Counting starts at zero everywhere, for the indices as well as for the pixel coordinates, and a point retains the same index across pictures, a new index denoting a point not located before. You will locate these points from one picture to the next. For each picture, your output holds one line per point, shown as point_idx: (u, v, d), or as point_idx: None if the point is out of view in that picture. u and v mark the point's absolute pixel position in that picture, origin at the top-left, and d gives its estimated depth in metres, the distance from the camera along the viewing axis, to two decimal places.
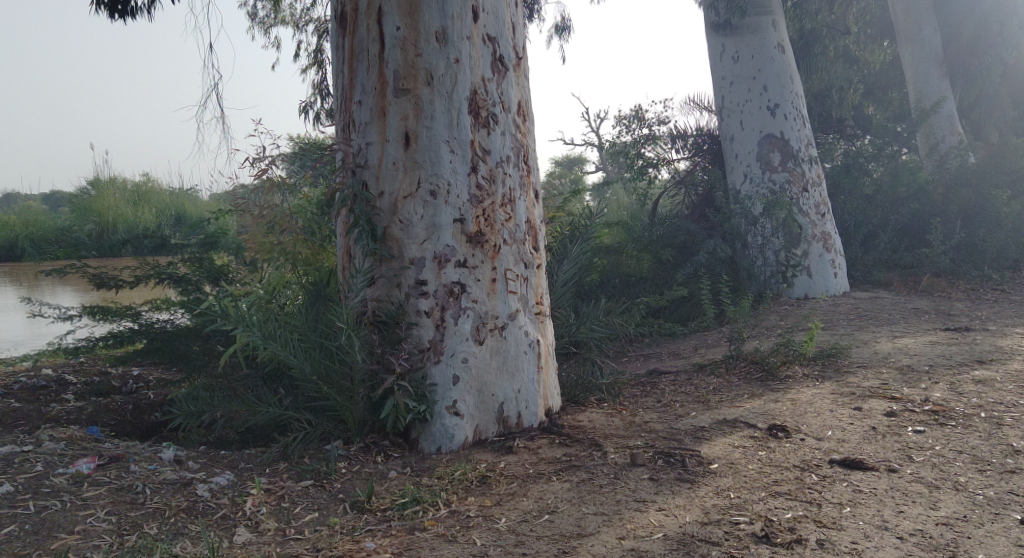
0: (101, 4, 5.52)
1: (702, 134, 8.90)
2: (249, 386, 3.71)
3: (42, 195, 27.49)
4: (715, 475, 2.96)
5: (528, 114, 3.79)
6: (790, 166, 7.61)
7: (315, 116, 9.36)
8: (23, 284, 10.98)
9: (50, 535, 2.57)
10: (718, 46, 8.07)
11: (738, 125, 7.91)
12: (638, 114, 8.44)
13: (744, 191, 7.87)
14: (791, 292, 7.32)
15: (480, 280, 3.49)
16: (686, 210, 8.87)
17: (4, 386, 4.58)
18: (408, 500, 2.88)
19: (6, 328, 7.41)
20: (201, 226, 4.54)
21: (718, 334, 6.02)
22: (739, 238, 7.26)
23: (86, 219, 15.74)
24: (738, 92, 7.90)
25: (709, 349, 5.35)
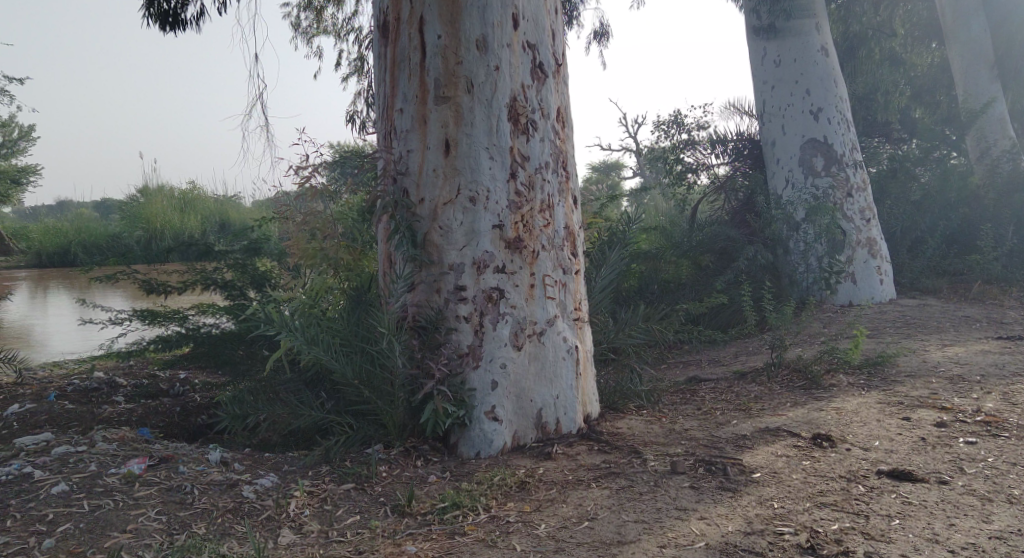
0: (153, 17, 5.68)
1: (743, 139, 8.77)
2: (291, 389, 3.78)
3: (95, 205, 28.63)
4: (758, 484, 2.93)
5: (567, 120, 3.79)
6: (834, 171, 7.49)
7: (356, 124, 9.50)
8: (77, 289, 11.41)
9: (104, 533, 2.65)
10: (759, 50, 7.99)
11: (780, 130, 7.81)
12: (676, 119, 8.38)
13: (786, 197, 7.76)
14: (834, 299, 7.26)
15: (518, 286, 3.50)
16: (727, 215, 8.74)
17: (59, 388, 4.72)
18: (448, 503, 2.91)
19: (58, 336, 7.57)
20: (246, 233, 4.63)
21: (760, 341, 5.94)
22: (781, 244, 7.16)
23: (135, 225, 16.24)
24: (780, 96, 7.80)
25: (750, 357, 5.29)
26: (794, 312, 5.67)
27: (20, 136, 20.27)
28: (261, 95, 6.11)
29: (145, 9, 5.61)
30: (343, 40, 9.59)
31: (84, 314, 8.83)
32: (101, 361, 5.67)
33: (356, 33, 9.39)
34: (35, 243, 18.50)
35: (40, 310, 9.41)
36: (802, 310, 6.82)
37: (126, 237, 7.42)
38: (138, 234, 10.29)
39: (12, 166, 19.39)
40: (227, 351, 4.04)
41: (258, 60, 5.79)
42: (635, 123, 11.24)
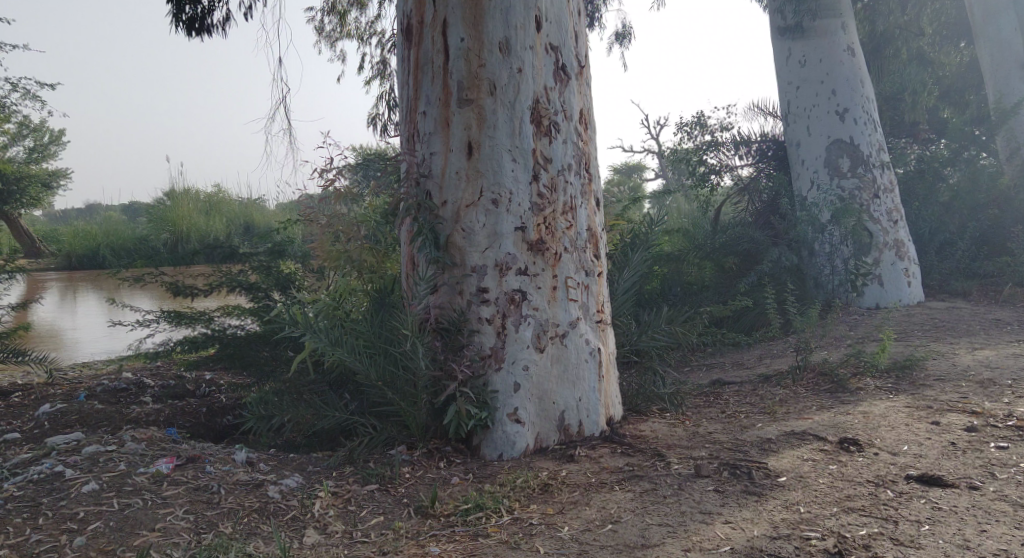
0: (180, 22, 5.76)
1: (767, 140, 8.74)
2: (316, 390, 3.81)
3: (123, 209, 29.22)
4: (784, 488, 2.90)
5: (590, 122, 3.79)
6: (860, 172, 7.42)
7: (380, 128, 9.57)
8: (107, 292, 11.65)
9: (133, 532, 2.68)
10: (784, 50, 7.94)
11: (804, 130, 7.74)
12: (699, 120, 8.33)
13: (811, 198, 7.69)
14: (860, 302, 7.20)
15: (541, 288, 3.50)
16: (751, 217, 8.67)
17: (88, 388, 4.80)
18: (471, 505, 2.91)
19: (91, 336, 7.75)
20: (270, 236, 4.68)
21: (785, 344, 5.89)
22: (805, 245, 7.10)
23: (162, 228, 16.52)
24: (805, 96, 7.74)
25: (774, 360, 5.25)
26: (819, 315, 5.62)
27: (51, 140, 20.68)
28: (286, 98, 6.14)
29: (172, 15, 5.69)
30: (366, 44, 9.62)
31: (114, 316, 9.01)
32: (130, 363, 5.77)
33: (379, 37, 9.44)
34: (65, 245, 18.94)
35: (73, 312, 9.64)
36: (828, 312, 6.75)
37: (155, 241, 7.55)
38: (167, 237, 10.49)
39: (43, 170, 19.84)
40: (252, 353, 4.08)
41: (283, 65, 5.84)
42: (656, 124, 11.18)
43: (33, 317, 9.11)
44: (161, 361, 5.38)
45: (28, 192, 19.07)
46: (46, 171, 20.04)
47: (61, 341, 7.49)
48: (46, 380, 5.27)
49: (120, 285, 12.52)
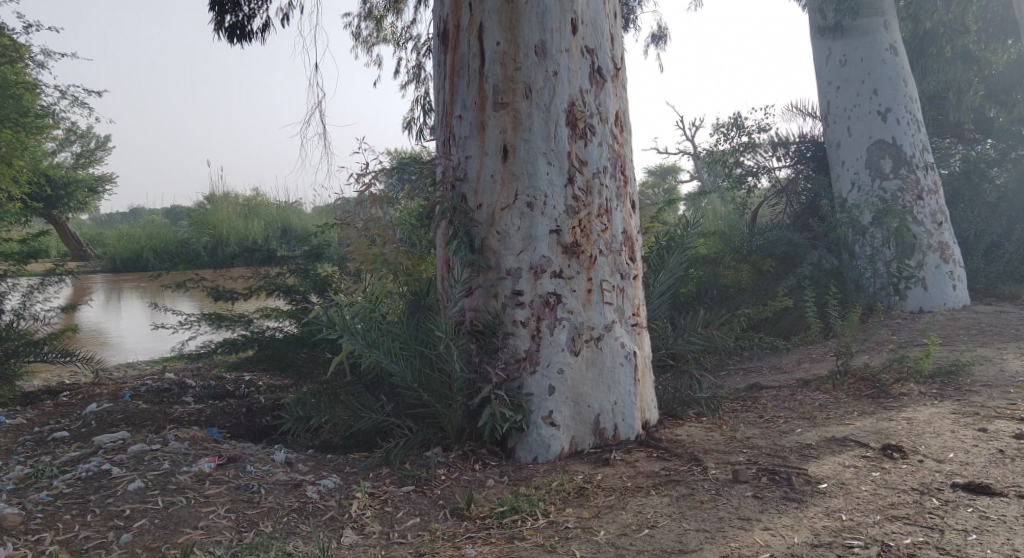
0: (221, 30, 5.87)
1: (806, 142, 8.53)
2: (352, 391, 3.85)
3: (166, 213, 30.19)
4: (825, 495, 2.85)
5: (626, 124, 3.77)
6: (903, 173, 7.31)
7: (415, 132, 9.66)
8: (151, 294, 12.00)
9: (177, 529, 2.74)
10: (824, 50, 7.85)
11: (845, 131, 7.65)
12: (736, 121, 8.24)
13: (851, 200, 7.58)
14: (903, 305, 7.08)
15: (575, 291, 3.49)
16: (789, 220, 8.55)
17: (133, 389, 4.92)
18: (507, 508, 2.92)
19: (132, 336, 8.04)
20: (308, 240, 4.75)
21: (824, 349, 5.81)
22: (846, 248, 7.01)
23: (202, 231, 16.96)
24: (846, 96, 7.65)
25: (813, 365, 5.18)
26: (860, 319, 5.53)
27: (97, 146, 21.26)
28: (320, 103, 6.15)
29: (214, 22, 5.81)
30: (402, 48, 9.68)
31: (157, 317, 9.26)
32: (173, 363, 5.92)
33: (416, 41, 9.51)
34: (110, 249, 19.67)
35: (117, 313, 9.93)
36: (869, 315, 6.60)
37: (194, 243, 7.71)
38: (207, 240, 10.73)
39: (89, 175, 20.55)
40: (290, 354, 4.13)
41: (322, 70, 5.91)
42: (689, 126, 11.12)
43: (82, 316, 9.52)
44: (203, 363, 5.49)
45: (75, 197, 19.84)
46: (92, 176, 20.72)
47: (106, 340, 7.77)
48: (93, 379, 5.45)
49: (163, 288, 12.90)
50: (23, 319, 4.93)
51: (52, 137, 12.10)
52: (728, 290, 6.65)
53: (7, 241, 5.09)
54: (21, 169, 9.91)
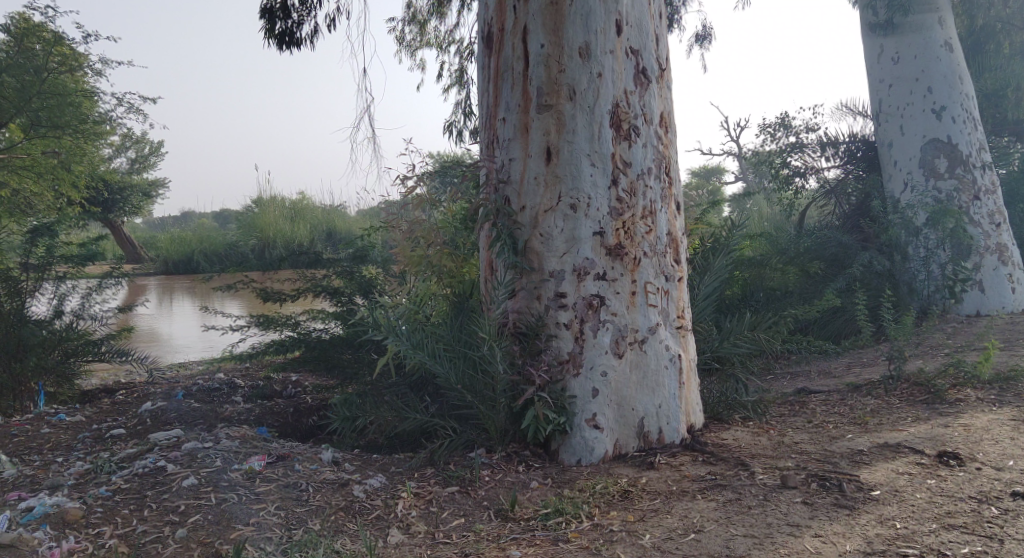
0: (271, 37, 5.99)
1: (856, 141, 8.33)
2: (397, 392, 3.89)
3: (213, 218, 31.16)
4: (878, 503, 2.79)
5: (670, 125, 3.74)
6: (958, 173, 7.18)
7: (457, 135, 9.69)
8: (202, 298, 12.35)
9: (229, 525, 2.79)
10: (875, 47, 7.73)
11: (897, 129, 7.52)
12: (783, 121, 8.10)
13: (904, 200, 7.45)
14: (960, 309, 6.95)
15: (619, 293, 3.48)
16: (838, 221, 8.30)
17: (184, 388, 5.05)
18: (551, 510, 2.91)
19: (185, 336, 8.33)
20: (353, 244, 4.83)
21: (874, 353, 5.70)
22: (899, 250, 6.78)
23: (251, 234, 17.39)
24: (898, 95, 7.52)
25: (864, 369, 5.07)
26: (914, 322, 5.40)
27: (151, 151, 21.79)
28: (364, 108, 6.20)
29: (264, 30, 5.94)
30: (445, 51, 9.75)
31: (207, 321, 9.45)
32: (224, 363, 6.08)
33: (459, 45, 9.59)
34: (162, 252, 20.36)
35: (170, 315, 10.21)
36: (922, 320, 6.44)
37: (244, 245, 7.80)
38: (254, 244, 10.94)
39: (144, 180, 21.23)
40: (336, 355, 4.19)
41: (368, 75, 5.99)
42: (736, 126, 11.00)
43: (141, 315, 9.94)
44: (252, 363, 5.61)
45: (130, 201, 20.57)
46: (146, 181, 21.39)
47: (160, 340, 8.04)
48: (148, 379, 5.62)
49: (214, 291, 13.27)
50: (82, 320, 5.12)
51: (107, 144, 12.43)
52: (774, 293, 6.55)
53: (67, 244, 5.25)
54: (81, 174, 10.18)
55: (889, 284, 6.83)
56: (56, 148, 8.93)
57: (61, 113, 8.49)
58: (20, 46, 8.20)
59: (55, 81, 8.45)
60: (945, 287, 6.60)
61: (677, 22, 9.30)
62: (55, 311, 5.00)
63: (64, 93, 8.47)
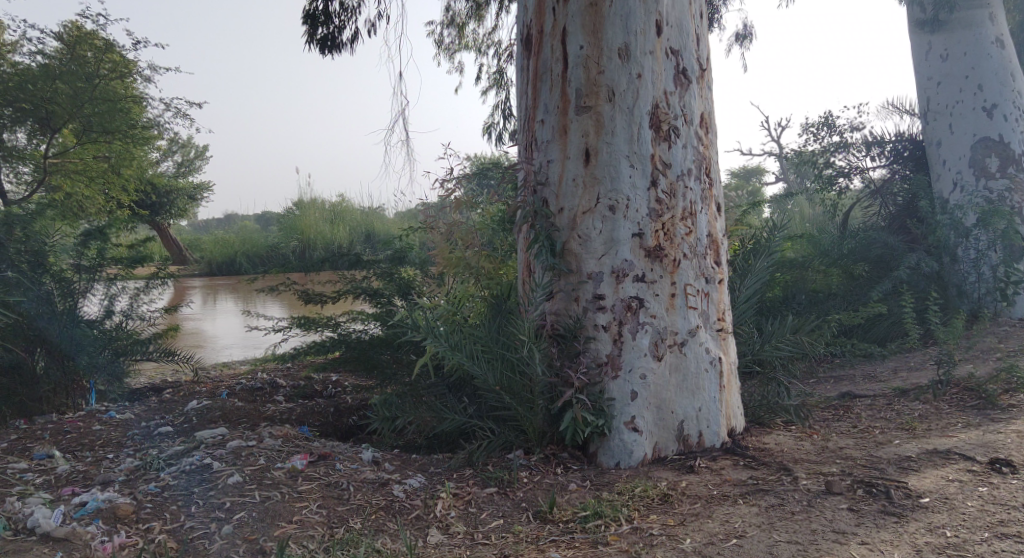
0: (313, 42, 6.09)
1: (903, 140, 8.11)
2: (436, 393, 3.92)
3: (256, 221, 31.89)
4: (927, 510, 2.72)
5: (711, 126, 3.71)
6: (1010, 172, 7.08)
7: (497, 138, 9.77)
8: (246, 299, 12.66)
9: (273, 523, 2.84)
10: (923, 44, 7.57)
11: (946, 128, 7.34)
12: (827, 121, 7.96)
13: (953, 200, 7.29)
14: (1011, 312, 6.77)
15: (659, 295, 3.45)
16: (883, 222, 8.10)
17: (229, 387, 5.16)
18: (590, 512, 2.90)
19: (226, 336, 8.51)
20: (391, 244, 4.89)
21: (922, 357, 5.58)
22: (947, 251, 6.60)
23: (292, 236, 17.73)
24: (947, 92, 7.36)
25: (912, 374, 4.96)
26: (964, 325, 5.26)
27: (196, 155, 22.28)
28: (404, 111, 6.24)
29: (306, 35, 6.04)
30: (484, 55, 9.83)
31: (249, 321, 9.68)
32: (267, 363, 6.20)
33: (498, 49, 9.67)
34: (208, 254, 20.97)
35: (214, 316, 10.47)
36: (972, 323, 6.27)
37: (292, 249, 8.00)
38: (296, 246, 11.15)
39: (190, 183, 21.78)
40: (375, 356, 4.24)
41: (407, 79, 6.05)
42: (778, 126, 10.87)
43: (187, 315, 10.23)
44: (293, 363, 5.70)
45: (176, 204, 21.18)
46: (191, 185, 21.94)
47: (204, 340, 8.21)
48: (193, 379, 5.75)
49: (258, 292, 13.59)
50: (131, 320, 5.31)
51: (155, 149, 12.77)
52: (817, 295, 6.45)
53: (117, 246, 5.44)
54: (131, 179, 10.36)
55: (937, 287, 6.66)
56: (107, 152, 9.19)
57: (111, 118, 8.67)
58: (72, 53, 8.48)
59: (107, 88, 8.72)
60: (997, 289, 6.40)
61: (715, 22, 9.23)
62: (106, 311, 5.17)
63: (114, 100, 8.72)
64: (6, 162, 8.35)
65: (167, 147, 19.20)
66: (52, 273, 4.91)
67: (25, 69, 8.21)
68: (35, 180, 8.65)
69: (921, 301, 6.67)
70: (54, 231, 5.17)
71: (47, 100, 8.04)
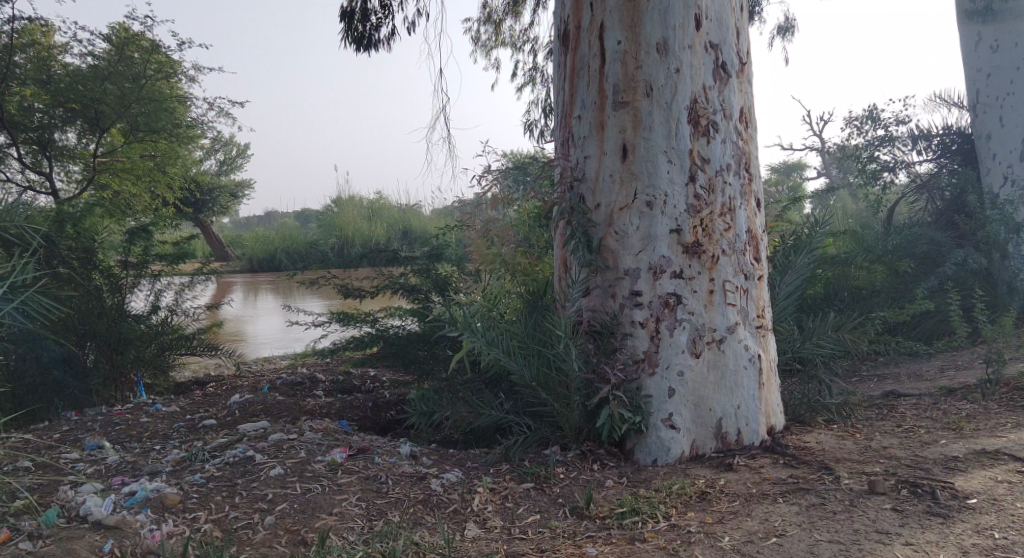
0: (351, 40, 6.16)
1: (951, 133, 7.91)
2: (473, 388, 3.95)
3: (295, 218, 32.36)
4: (974, 511, 2.66)
5: (751, 120, 3.66)
6: None
7: (536, 134, 9.80)
8: (287, 296, 12.82)
9: (314, 514, 2.89)
10: (972, 35, 7.42)
11: (996, 121, 7.20)
12: (871, 114, 7.79)
13: (1004, 195, 7.13)
14: None
15: (697, 292, 3.42)
16: (929, 217, 7.90)
17: (270, 382, 5.25)
18: (627, 509, 2.89)
19: (265, 336, 8.34)
20: (430, 241, 4.94)
21: (970, 355, 5.45)
22: (997, 247, 6.42)
23: (332, 234, 17.96)
24: (998, 84, 7.19)
25: (959, 372, 4.86)
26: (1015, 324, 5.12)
27: (238, 153, 22.66)
28: (444, 108, 6.29)
29: (342, 32, 6.10)
30: (522, 52, 9.86)
31: (290, 317, 9.83)
32: (308, 358, 6.30)
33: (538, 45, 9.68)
34: (248, 250, 21.41)
35: (256, 311, 10.71)
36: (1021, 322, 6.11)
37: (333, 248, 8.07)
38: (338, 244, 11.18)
39: (233, 182, 22.22)
40: (412, 351, 4.29)
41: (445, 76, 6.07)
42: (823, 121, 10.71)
43: (227, 314, 10.16)
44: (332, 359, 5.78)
45: (218, 202, 21.62)
46: (234, 182, 22.37)
47: (243, 340, 8.04)
48: (235, 373, 5.88)
49: (298, 288, 13.86)
50: (176, 315, 5.45)
51: (200, 149, 13.08)
52: (861, 292, 6.34)
53: (161, 243, 5.52)
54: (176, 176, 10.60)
55: (985, 283, 6.48)
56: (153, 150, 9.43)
57: (157, 118, 8.89)
58: (121, 54, 8.69)
59: (153, 88, 8.91)
60: None
61: (755, 16, 9.11)
62: (152, 306, 5.32)
63: (160, 100, 8.90)
64: (58, 162, 8.60)
65: (210, 146, 19.61)
66: (101, 269, 5.05)
67: (75, 70, 8.40)
68: (84, 179, 8.88)
69: (969, 299, 6.51)
70: (103, 227, 5.32)
71: (94, 100, 8.21)
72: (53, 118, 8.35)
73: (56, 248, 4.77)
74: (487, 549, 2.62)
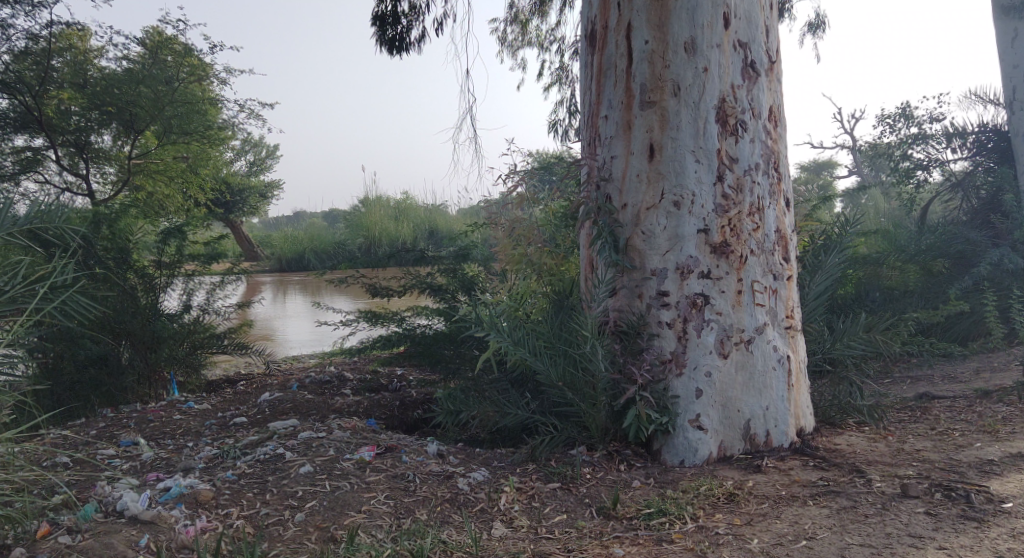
0: (383, 43, 6.20)
1: (987, 131, 7.74)
2: (500, 388, 3.96)
3: (322, 218, 32.75)
4: (1010, 516, 2.61)
5: (780, 119, 3.62)
6: None
7: (563, 134, 9.81)
8: (315, 295, 12.92)
9: (343, 511, 2.92)
10: (1008, 30, 7.29)
11: None
12: (904, 111, 7.66)
13: None
14: None
15: (725, 292, 3.40)
16: (963, 216, 7.74)
17: (299, 380, 5.32)
18: (654, 510, 2.88)
19: (294, 336, 8.38)
20: (457, 241, 4.96)
21: (1007, 357, 5.34)
22: None
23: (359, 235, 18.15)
24: None
25: (996, 375, 4.76)
26: None
27: (267, 154, 22.96)
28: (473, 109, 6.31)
29: (375, 35, 6.15)
30: (549, 53, 9.88)
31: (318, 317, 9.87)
32: (337, 357, 6.37)
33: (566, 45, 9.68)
34: (276, 250, 21.70)
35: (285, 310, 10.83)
36: None
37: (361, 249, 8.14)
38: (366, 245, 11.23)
39: (262, 182, 22.54)
40: (439, 351, 4.32)
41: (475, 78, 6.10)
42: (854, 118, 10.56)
43: (256, 314, 10.26)
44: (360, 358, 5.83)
45: (247, 202, 21.95)
46: (262, 183, 22.69)
47: (272, 340, 8.10)
48: (265, 371, 5.96)
49: (325, 287, 14.00)
50: (207, 314, 5.55)
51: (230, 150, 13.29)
52: (893, 292, 6.25)
53: (193, 243, 5.63)
54: (207, 178, 10.80)
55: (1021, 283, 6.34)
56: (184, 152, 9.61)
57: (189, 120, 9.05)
58: (154, 57, 8.87)
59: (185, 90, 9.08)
60: None
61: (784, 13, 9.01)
62: (184, 305, 5.42)
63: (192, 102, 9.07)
64: (95, 163, 8.84)
65: (239, 147, 19.91)
66: (136, 268, 5.17)
67: (110, 73, 8.59)
68: (120, 180, 9.10)
69: (1005, 300, 6.38)
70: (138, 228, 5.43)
71: (130, 103, 8.46)
72: (90, 120, 8.55)
73: (94, 249, 4.89)
74: (514, 549, 2.63)
